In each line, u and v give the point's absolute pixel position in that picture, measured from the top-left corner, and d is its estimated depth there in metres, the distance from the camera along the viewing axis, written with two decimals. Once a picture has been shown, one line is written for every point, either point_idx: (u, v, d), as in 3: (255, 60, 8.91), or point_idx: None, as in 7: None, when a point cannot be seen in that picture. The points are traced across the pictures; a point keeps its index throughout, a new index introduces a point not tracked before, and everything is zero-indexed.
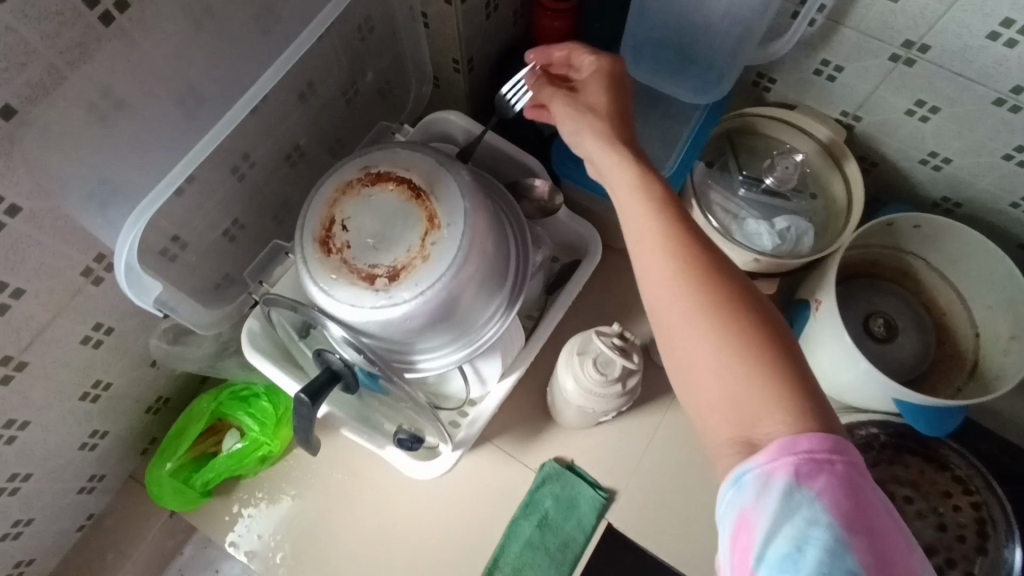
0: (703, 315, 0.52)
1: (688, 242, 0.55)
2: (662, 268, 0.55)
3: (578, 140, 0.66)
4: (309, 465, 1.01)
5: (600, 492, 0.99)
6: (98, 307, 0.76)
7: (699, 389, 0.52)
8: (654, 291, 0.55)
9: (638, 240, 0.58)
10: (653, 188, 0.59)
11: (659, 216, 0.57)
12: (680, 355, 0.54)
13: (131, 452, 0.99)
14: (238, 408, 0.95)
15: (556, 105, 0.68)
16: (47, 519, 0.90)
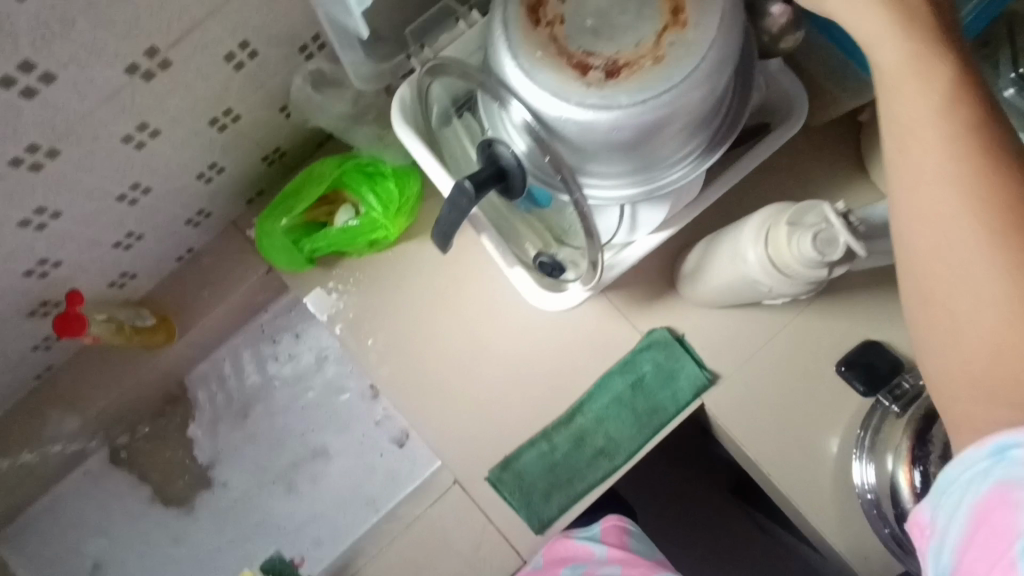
0: (989, 239, 0.42)
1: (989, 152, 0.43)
2: (940, 177, 0.44)
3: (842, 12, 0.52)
4: (416, 261, 0.97)
5: (704, 372, 0.94)
6: (248, 19, 0.66)
7: (964, 317, 0.43)
8: (923, 198, 0.45)
9: (921, 136, 0.46)
10: (966, 107, 0.46)
11: (956, 121, 0.45)
12: (947, 282, 0.44)
13: (238, 198, 0.94)
14: (362, 184, 0.87)
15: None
16: (156, 242, 0.87)
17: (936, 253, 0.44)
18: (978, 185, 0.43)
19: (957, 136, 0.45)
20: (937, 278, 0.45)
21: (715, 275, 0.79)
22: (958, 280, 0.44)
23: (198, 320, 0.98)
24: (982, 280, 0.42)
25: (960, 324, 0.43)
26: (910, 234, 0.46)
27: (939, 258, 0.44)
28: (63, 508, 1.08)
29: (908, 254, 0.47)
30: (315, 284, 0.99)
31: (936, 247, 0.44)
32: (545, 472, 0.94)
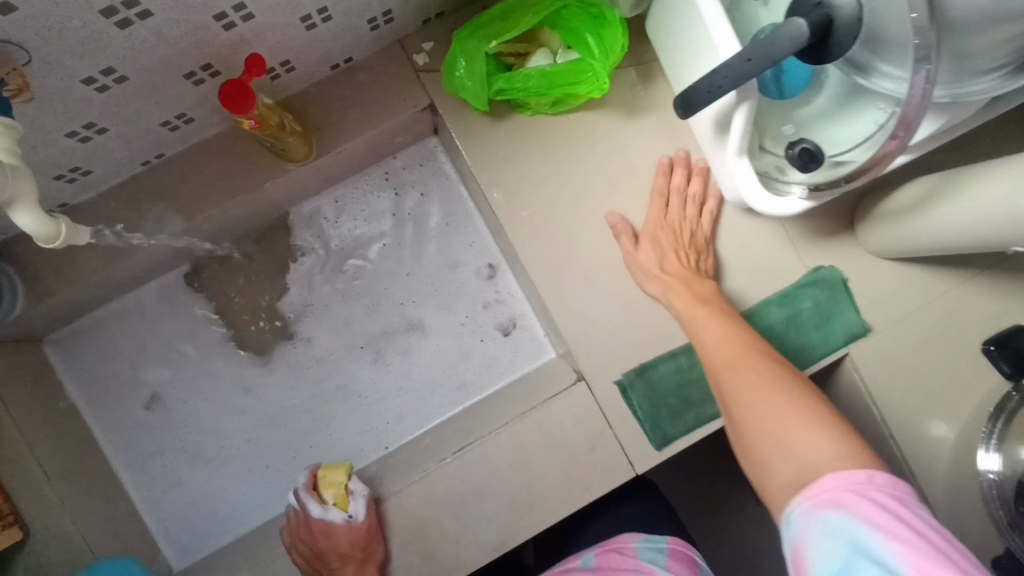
0: (785, 411, 0.66)
1: (765, 388, 0.70)
2: (753, 397, 0.70)
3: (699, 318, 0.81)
4: (593, 136, 0.88)
5: (860, 322, 0.91)
6: None
7: (793, 461, 0.63)
8: (750, 418, 0.69)
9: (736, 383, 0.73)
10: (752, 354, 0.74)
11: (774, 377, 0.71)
12: (769, 449, 0.66)
13: (420, 14, 0.83)
14: (583, 27, 0.78)
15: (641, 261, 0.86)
16: (334, 32, 0.77)
17: (698, 327, 0.81)
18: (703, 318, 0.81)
19: (663, 267, 0.85)
20: (712, 357, 0.78)
21: (945, 211, 0.74)
22: (721, 350, 0.77)
23: (335, 142, 0.85)
24: (792, 435, 0.64)
25: (730, 368, 0.74)
26: (699, 324, 0.81)
27: (699, 332, 0.80)
28: (127, 323, 0.97)
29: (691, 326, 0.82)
30: (474, 134, 0.87)
31: (707, 338, 0.79)
32: (677, 386, 0.88)
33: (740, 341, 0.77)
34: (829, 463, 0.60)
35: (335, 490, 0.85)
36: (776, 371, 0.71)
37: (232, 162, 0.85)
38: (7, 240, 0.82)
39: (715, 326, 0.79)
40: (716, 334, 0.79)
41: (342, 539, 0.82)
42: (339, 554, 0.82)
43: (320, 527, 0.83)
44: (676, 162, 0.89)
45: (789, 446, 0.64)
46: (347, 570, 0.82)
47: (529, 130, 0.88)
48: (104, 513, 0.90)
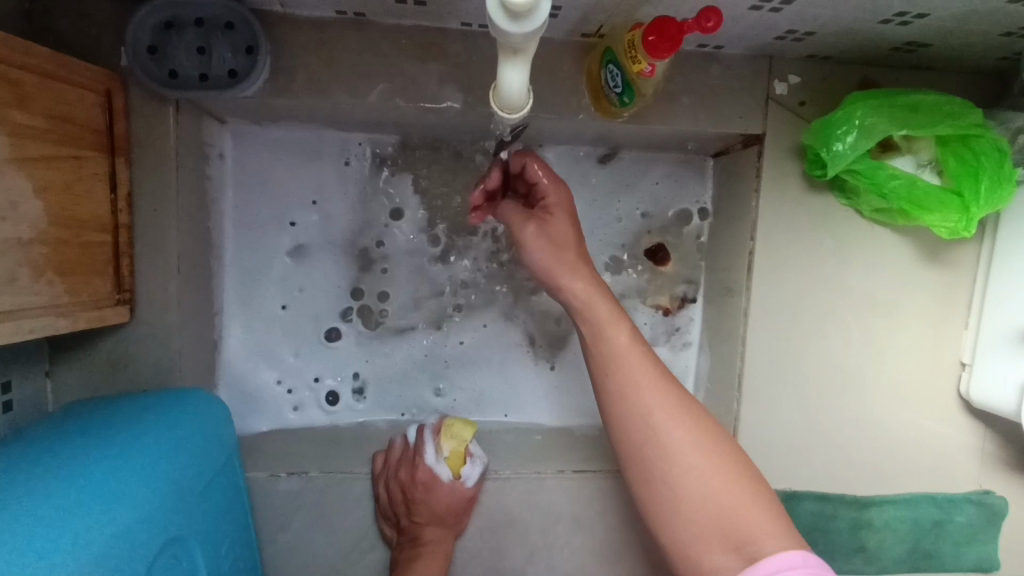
0: (688, 444, 0.60)
1: (670, 412, 0.62)
2: (669, 412, 0.62)
3: (624, 379, 0.64)
4: (881, 259, 0.82)
5: (993, 562, 0.88)
6: None
7: (692, 487, 0.59)
8: (637, 435, 0.62)
9: (645, 397, 0.63)
10: (665, 374, 0.65)
11: (686, 416, 0.62)
12: (655, 464, 0.61)
13: (818, 49, 0.74)
14: (986, 167, 0.69)
15: (639, 370, 0.64)
16: (751, 23, 0.67)
17: (610, 341, 0.66)
18: (622, 338, 0.66)
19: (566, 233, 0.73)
20: (617, 390, 0.64)
21: None
22: (631, 381, 0.64)
23: (652, 116, 0.76)
24: (697, 467, 0.59)
25: (627, 387, 0.64)
26: (608, 332, 0.67)
27: (593, 327, 0.68)
28: (318, 156, 0.86)
29: (601, 330, 0.67)
30: (779, 189, 0.80)
31: (623, 367, 0.65)
32: (809, 527, 0.84)
33: (640, 358, 0.65)
34: (746, 514, 0.57)
35: (455, 445, 0.77)
36: (676, 395, 0.63)
37: (547, 76, 0.74)
38: (280, 13, 0.69)
39: (626, 341, 0.66)
40: (623, 351, 0.66)
41: (440, 501, 0.75)
42: (431, 514, 0.75)
43: (425, 476, 0.76)
44: (934, 324, 0.84)
45: (690, 474, 0.59)
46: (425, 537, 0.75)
47: (834, 218, 0.80)
48: (202, 335, 0.79)
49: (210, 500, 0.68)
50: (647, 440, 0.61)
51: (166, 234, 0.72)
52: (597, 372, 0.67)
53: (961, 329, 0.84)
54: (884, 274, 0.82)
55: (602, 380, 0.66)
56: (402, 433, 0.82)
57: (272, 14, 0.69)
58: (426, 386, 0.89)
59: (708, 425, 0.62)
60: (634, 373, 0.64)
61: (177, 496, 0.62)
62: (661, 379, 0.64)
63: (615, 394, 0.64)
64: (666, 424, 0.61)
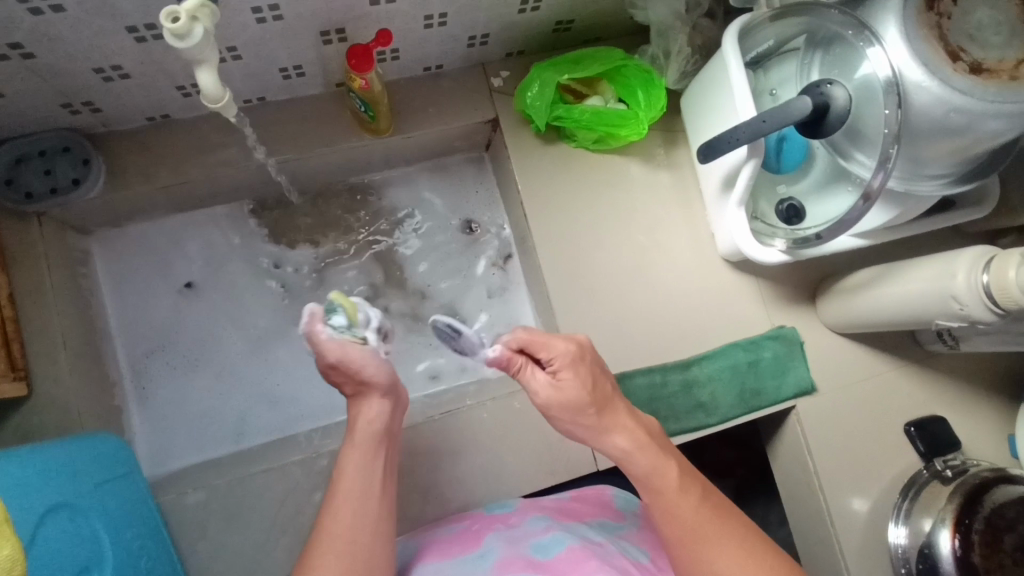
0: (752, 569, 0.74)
1: (725, 540, 0.77)
2: (730, 545, 0.77)
3: (674, 516, 0.79)
4: (620, 176, 1.05)
5: (808, 381, 1.05)
6: None
7: None
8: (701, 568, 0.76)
9: (720, 556, 0.76)
10: (715, 507, 0.81)
11: (756, 556, 0.75)
12: None
13: (507, 46, 1.00)
14: (636, 83, 0.96)
15: (688, 501, 0.80)
16: (441, 38, 0.93)
17: (658, 482, 0.82)
18: (675, 485, 0.81)
19: (581, 395, 0.84)
20: (678, 539, 0.78)
21: (889, 292, 0.91)
22: (685, 527, 0.78)
23: (413, 128, 1.01)
24: None
25: (690, 541, 0.78)
26: (653, 471, 0.83)
27: (638, 466, 0.83)
28: (170, 239, 1.05)
29: (646, 471, 0.83)
30: (524, 151, 1.04)
31: (673, 513, 0.80)
32: (647, 399, 1.00)
33: (704, 519, 0.79)
34: None
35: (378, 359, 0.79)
36: (719, 529, 0.78)
37: (320, 120, 0.98)
38: (105, 132, 0.92)
39: (678, 484, 0.81)
40: (674, 499, 0.80)
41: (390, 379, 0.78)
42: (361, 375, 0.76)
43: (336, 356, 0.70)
44: (681, 213, 1.06)
45: None
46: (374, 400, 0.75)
47: (572, 158, 1.04)
48: (98, 401, 0.92)
49: (113, 499, 0.76)
50: (691, 557, 0.77)
51: (48, 319, 0.88)
52: (647, 492, 0.83)
53: (701, 210, 1.07)
54: (627, 187, 1.06)
55: (650, 497, 0.82)
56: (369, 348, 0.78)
57: (100, 134, 0.92)
58: (313, 390, 1.04)
59: (759, 551, 0.76)
60: (678, 506, 0.80)
61: (85, 487, 0.72)
62: (718, 521, 0.79)
63: (664, 519, 0.80)
64: (722, 560, 0.75)
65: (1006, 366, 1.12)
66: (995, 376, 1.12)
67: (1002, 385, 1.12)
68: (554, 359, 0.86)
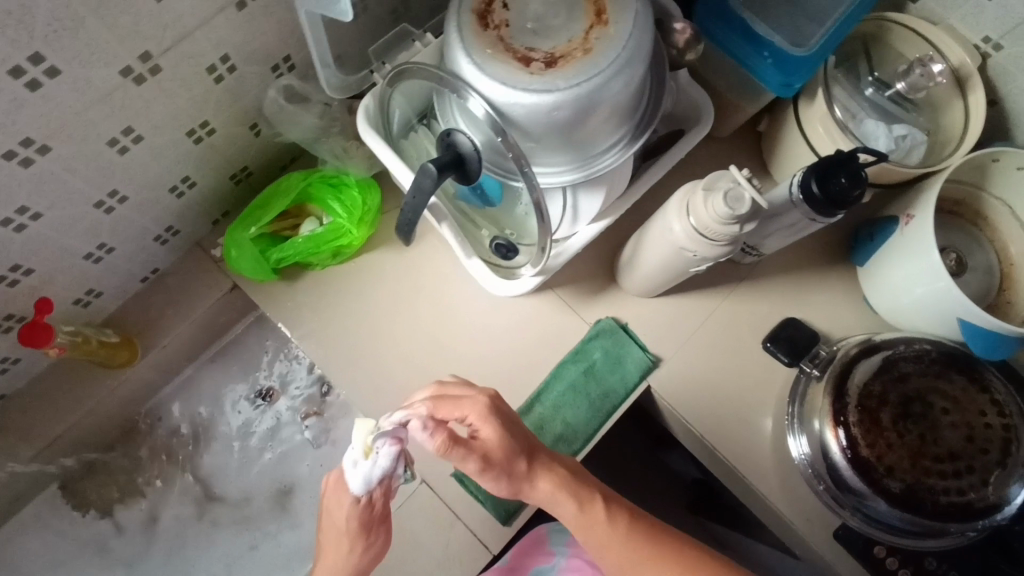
0: None
1: (677, 559, 0.76)
2: (680, 564, 0.76)
3: (610, 551, 0.77)
4: (379, 270, 1.03)
5: (648, 356, 1.03)
6: (234, 38, 0.73)
7: None
8: None
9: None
10: (655, 527, 0.79)
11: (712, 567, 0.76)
12: None
13: (204, 218, 0.98)
14: (326, 193, 0.94)
15: (625, 528, 0.78)
16: (123, 256, 0.90)
17: (595, 522, 0.77)
18: (606, 517, 0.78)
19: (504, 448, 0.76)
20: (611, 568, 0.77)
21: (646, 259, 0.87)
22: (616, 558, 0.77)
23: (162, 339, 0.98)
24: None
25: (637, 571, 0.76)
26: (587, 511, 0.78)
27: (565, 509, 0.78)
28: None
29: (581, 513, 0.78)
30: (279, 298, 1.02)
31: (614, 548, 0.77)
32: None
33: (637, 546, 0.77)
34: None
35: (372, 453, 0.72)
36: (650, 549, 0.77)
37: (68, 383, 0.95)
38: None
39: (607, 516, 0.78)
40: (614, 535, 0.77)
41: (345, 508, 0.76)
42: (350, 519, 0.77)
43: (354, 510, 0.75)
44: (452, 271, 1.04)
45: None
46: (374, 536, 0.79)
47: (326, 279, 1.02)
48: None
49: None
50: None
51: None
52: (578, 530, 0.78)
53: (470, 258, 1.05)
54: (390, 275, 1.03)
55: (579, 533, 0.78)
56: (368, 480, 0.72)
57: None
58: None
59: (712, 563, 0.76)
60: (609, 540, 0.77)
61: None
62: (662, 542, 0.78)
63: (595, 554, 0.78)
64: None
65: (826, 235, 1.10)
66: (821, 250, 1.10)
67: (834, 261, 1.10)
68: (472, 411, 0.77)
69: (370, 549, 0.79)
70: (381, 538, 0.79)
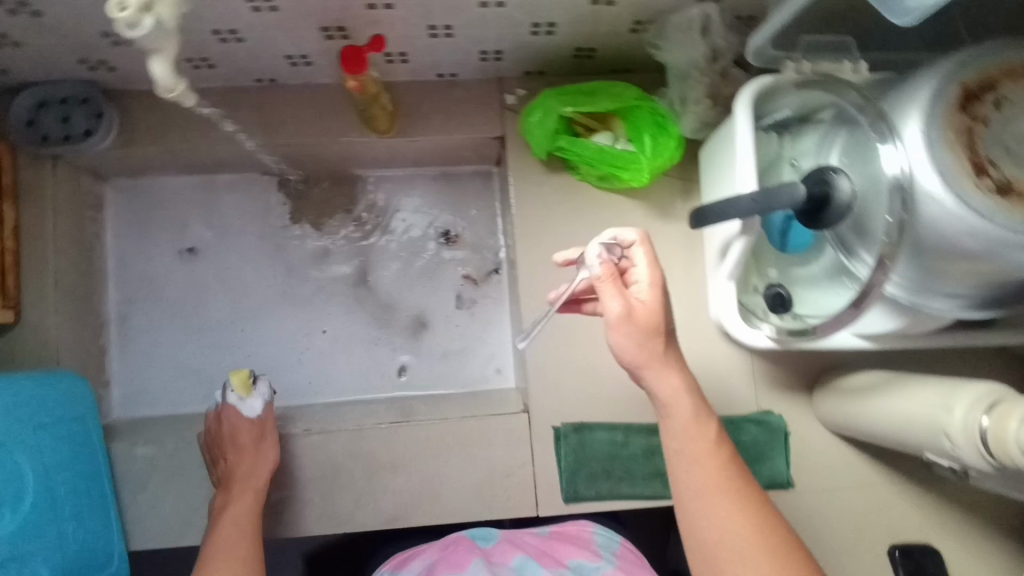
0: (775, 553, 0.68)
1: (760, 522, 0.69)
2: (759, 528, 0.69)
3: (699, 466, 0.72)
4: (623, 218, 0.99)
5: (785, 476, 0.95)
6: None
7: None
8: (722, 534, 0.69)
9: (744, 532, 0.69)
10: (748, 483, 0.72)
11: (784, 547, 0.68)
12: (716, 559, 0.68)
13: (526, 64, 0.96)
14: (647, 126, 0.89)
15: (723, 462, 0.72)
16: (451, 47, 0.90)
17: (700, 446, 0.73)
18: (712, 445, 0.73)
19: (654, 318, 0.73)
20: (687, 490, 0.72)
21: (889, 406, 0.79)
22: (698, 482, 0.71)
23: (416, 133, 0.99)
24: None
25: (706, 505, 0.70)
26: (696, 433, 0.73)
27: (676, 423, 0.74)
28: (180, 200, 1.09)
29: (686, 432, 0.73)
30: (527, 175, 0.99)
31: (701, 472, 0.72)
32: (606, 458, 0.95)
33: (729, 486, 0.71)
34: None
35: (240, 381, 0.91)
36: (731, 488, 0.71)
37: (326, 110, 0.98)
38: (126, 90, 0.97)
39: (716, 441, 0.73)
40: (705, 460, 0.72)
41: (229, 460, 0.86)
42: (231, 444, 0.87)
43: (231, 425, 0.88)
44: (681, 268, 0.99)
45: None
46: (262, 450, 0.86)
47: (577, 190, 0.99)
48: (83, 340, 0.99)
49: (52, 440, 0.80)
50: (693, 506, 0.71)
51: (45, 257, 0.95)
52: (673, 451, 0.74)
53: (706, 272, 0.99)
54: (631, 230, 0.99)
55: (669, 453, 0.74)
56: (240, 403, 0.90)
57: (121, 90, 0.97)
58: (272, 372, 1.05)
59: (790, 551, 0.68)
60: (705, 468, 0.72)
61: (22, 426, 0.76)
62: (750, 501, 0.71)
63: (685, 473, 0.72)
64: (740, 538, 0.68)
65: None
66: (1009, 516, 0.98)
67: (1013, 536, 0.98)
68: (651, 292, 0.73)
69: (260, 461, 0.85)
70: (275, 448, 0.87)
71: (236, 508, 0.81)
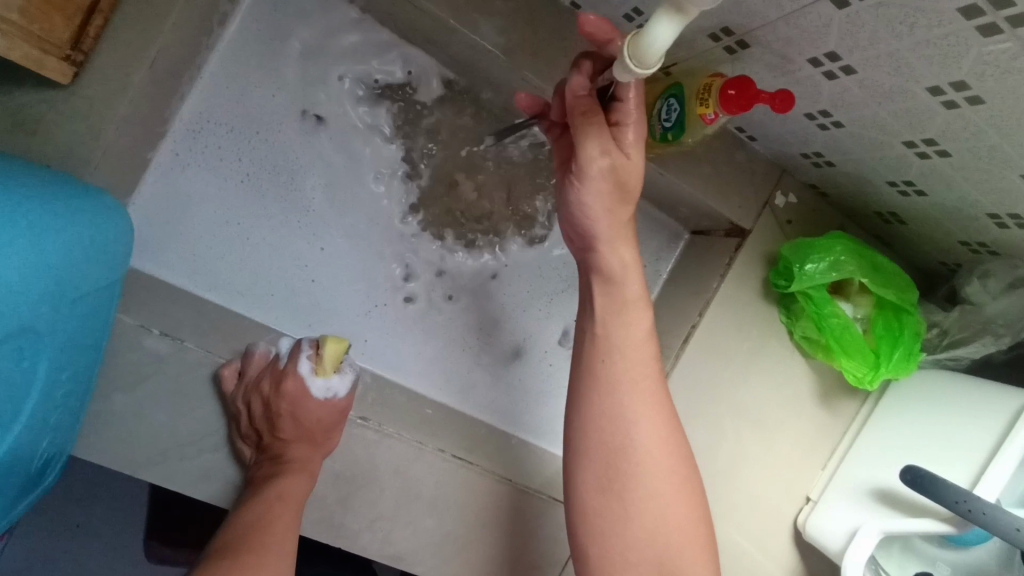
0: (669, 457, 0.64)
1: (662, 436, 0.64)
2: (664, 442, 0.64)
3: (622, 387, 0.64)
4: (788, 380, 0.89)
5: None
6: None
7: (658, 511, 0.62)
8: (632, 442, 0.63)
9: (647, 438, 0.64)
10: (661, 386, 0.66)
11: (675, 451, 0.65)
12: (611, 450, 0.63)
13: (825, 183, 0.82)
14: (902, 338, 0.79)
15: (644, 312, 0.66)
16: (797, 129, 0.72)
17: (627, 325, 0.65)
18: (631, 319, 0.65)
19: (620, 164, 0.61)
20: (604, 419, 0.64)
21: None
22: (629, 381, 0.65)
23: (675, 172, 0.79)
24: (651, 470, 0.63)
25: (615, 381, 0.65)
26: (626, 321, 0.65)
27: (630, 339, 0.65)
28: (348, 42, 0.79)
29: (619, 318, 0.65)
30: (742, 284, 0.86)
31: (621, 355, 0.65)
32: None
33: (646, 384, 0.65)
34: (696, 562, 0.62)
35: (331, 355, 0.74)
36: (663, 406, 0.65)
37: None
38: None
39: (644, 340, 0.66)
40: (631, 341, 0.65)
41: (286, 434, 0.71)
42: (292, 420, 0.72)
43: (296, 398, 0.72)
44: (803, 454, 0.90)
45: (660, 515, 0.62)
46: (323, 440, 0.72)
47: (772, 328, 0.88)
48: (130, 148, 0.68)
49: (81, 321, 0.56)
50: (625, 469, 0.63)
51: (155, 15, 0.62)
52: (589, 372, 0.65)
53: (818, 471, 0.90)
54: (787, 393, 0.89)
55: (589, 403, 0.65)
56: (313, 378, 0.73)
57: None
58: (338, 308, 0.82)
59: (679, 436, 0.66)
60: (641, 392, 0.65)
61: (60, 303, 0.52)
62: (665, 421, 0.65)
63: (591, 460, 0.64)
64: (641, 441, 0.63)
65: None
66: None
67: None
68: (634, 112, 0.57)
69: (316, 453, 0.71)
70: (335, 442, 0.73)
71: (247, 525, 0.64)
